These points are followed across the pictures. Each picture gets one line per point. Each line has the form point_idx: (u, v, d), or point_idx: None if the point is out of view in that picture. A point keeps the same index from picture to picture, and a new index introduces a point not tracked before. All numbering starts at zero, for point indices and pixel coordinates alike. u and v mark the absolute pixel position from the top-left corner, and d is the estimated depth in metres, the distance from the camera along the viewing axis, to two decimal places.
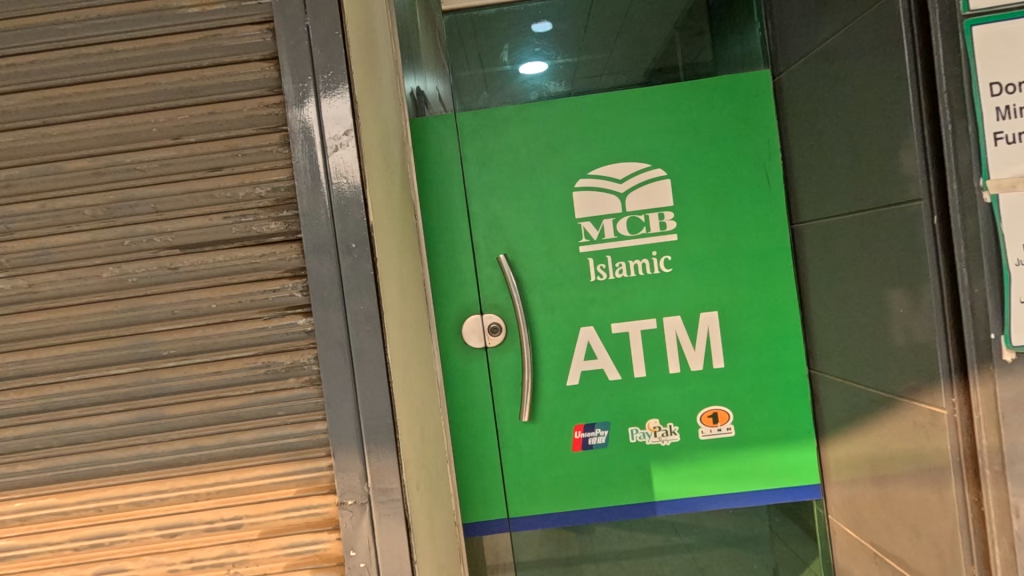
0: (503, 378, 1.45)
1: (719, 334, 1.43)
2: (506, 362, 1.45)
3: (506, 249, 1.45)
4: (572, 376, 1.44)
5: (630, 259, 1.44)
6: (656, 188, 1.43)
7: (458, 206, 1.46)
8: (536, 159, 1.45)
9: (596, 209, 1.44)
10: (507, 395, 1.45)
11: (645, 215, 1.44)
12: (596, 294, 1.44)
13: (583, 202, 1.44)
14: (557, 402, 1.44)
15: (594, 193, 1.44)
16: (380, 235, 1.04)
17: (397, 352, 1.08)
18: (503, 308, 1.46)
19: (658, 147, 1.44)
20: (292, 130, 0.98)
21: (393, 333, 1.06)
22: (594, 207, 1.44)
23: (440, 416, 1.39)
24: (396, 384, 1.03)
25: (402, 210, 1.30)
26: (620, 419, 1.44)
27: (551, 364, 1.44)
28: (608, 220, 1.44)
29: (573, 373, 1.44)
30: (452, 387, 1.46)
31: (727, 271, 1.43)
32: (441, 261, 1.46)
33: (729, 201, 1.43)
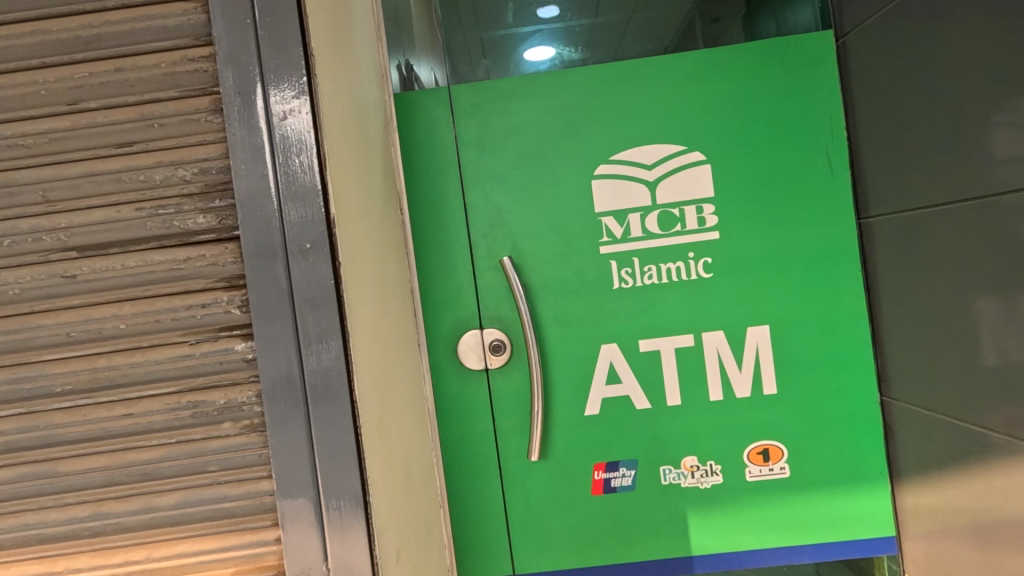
0: (508, 407, 1.20)
1: (769, 353, 1.18)
2: (511, 387, 1.20)
3: (511, 251, 1.20)
4: (590, 406, 1.19)
5: (662, 262, 1.18)
6: (693, 176, 1.18)
7: (453, 199, 1.21)
8: (547, 142, 1.20)
9: (621, 202, 1.19)
10: (513, 427, 1.20)
11: (680, 209, 1.18)
12: (621, 305, 1.19)
13: (604, 193, 1.19)
14: (573, 436, 1.19)
15: (617, 183, 1.19)
16: (346, 232, 0.80)
17: (371, 385, 0.83)
18: (507, 322, 1.21)
19: (695, 126, 1.18)
20: (225, 92, 0.74)
21: (365, 360, 0.81)
22: (618, 200, 1.19)
23: (430, 452, 1.15)
24: (367, 428, 0.78)
25: (382, 203, 1.05)
26: (649, 457, 1.19)
27: (565, 391, 1.19)
28: (636, 215, 1.19)
29: (593, 401, 1.19)
30: (446, 417, 1.21)
31: (779, 276, 1.18)
32: (433, 266, 1.21)
33: (781, 191, 1.18)
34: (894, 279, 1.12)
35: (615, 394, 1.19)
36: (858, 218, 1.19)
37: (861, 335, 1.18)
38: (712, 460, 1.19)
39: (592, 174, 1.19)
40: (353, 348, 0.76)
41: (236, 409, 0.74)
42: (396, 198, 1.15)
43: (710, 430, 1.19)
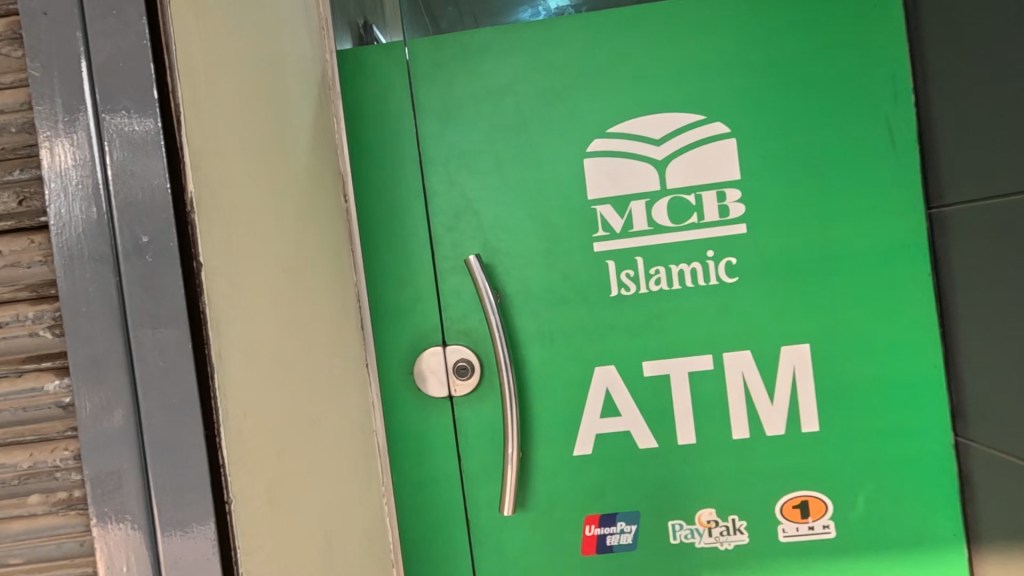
0: (477, 444, 0.96)
1: (809, 379, 0.92)
2: (482, 419, 0.96)
3: (482, 248, 0.95)
4: (580, 444, 0.95)
5: (673, 262, 0.93)
6: (713, 153, 0.93)
7: (410, 182, 0.97)
8: (528, 111, 0.95)
9: (622, 187, 0.93)
10: (483, 469, 0.96)
11: (696, 195, 0.93)
12: (620, 317, 0.94)
13: (601, 175, 0.94)
14: (558, 481, 0.95)
15: (617, 162, 0.94)
16: (219, 223, 0.57)
17: (258, 436, 0.60)
18: (477, 337, 0.96)
19: (715, 91, 0.93)
20: (24, 13, 0.50)
21: (245, 403, 0.58)
22: (618, 184, 0.93)
23: (380, 497, 0.93)
24: (242, 494, 0.56)
25: (309, 187, 0.81)
26: (654, 509, 0.95)
27: (549, 426, 0.95)
28: (641, 203, 0.93)
29: (585, 439, 0.94)
30: (400, 454, 0.97)
31: (823, 282, 0.92)
32: (384, 266, 0.97)
33: (828, 172, 0.92)
34: (969, 286, 0.85)
35: (612, 430, 0.94)
36: (926, 207, 0.92)
37: (929, 358, 0.92)
38: (734, 514, 0.94)
39: (584, 152, 0.94)
40: (218, 387, 0.54)
41: (46, 477, 0.51)
42: (333, 182, 0.91)
43: (732, 476, 0.94)
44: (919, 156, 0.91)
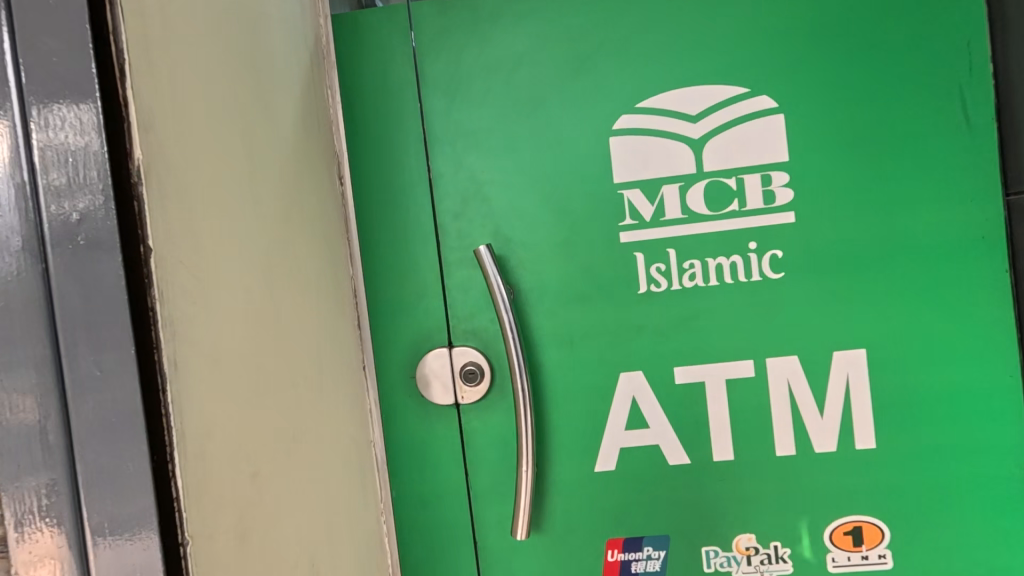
0: (486, 458, 0.86)
1: (866, 390, 0.81)
2: (492, 429, 0.86)
3: (493, 239, 0.84)
4: (602, 460, 0.84)
5: (710, 255, 0.82)
6: (758, 131, 0.81)
7: (412, 163, 0.86)
8: (546, 82, 0.84)
9: (653, 169, 0.82)
10: (493, 485, 0.86)
11: (738, 178, 0.82)
12: (648, 317, 0.83)
13: (630, 155, 0.83)
14: (577, 500, 0.85)
15: (648, 140, 0.82)
16: (179, 201, 0.47)
17: (227, 458, 0.50)
18: (487, 338, 0.86)
19: (762, 60, 0.81)
20: None
21: (210, 419, 0.48)
22: (649, 165, 0.82)
23: (376, 513, 0.83)
24: (206, 527, 0.46)
25: (296, 166, 0.71)
26: (685, 533, 0.84)
27: (567, 437, 0.84)
28: (674, 187, 0.82)
29: (608, 454, 0.84)
30: (400, 468, 0.87)
31: (883, 279, 0.80)
32: (383, 257, 0.86)
33: (890, 153, 0.80)
34: None
35: (639, 443, 0.84)
36: (1005, 193, 0.79)
37: (1005, 367, 0.80)
38: (775, 539, 0.83)
39: (609, 129, 0.83)
40: (172, 402, 0.43)
41: None
42: (326, 163, 0.81)
43: (774, 496, 0.83)
44: (998, 135, 0.79)
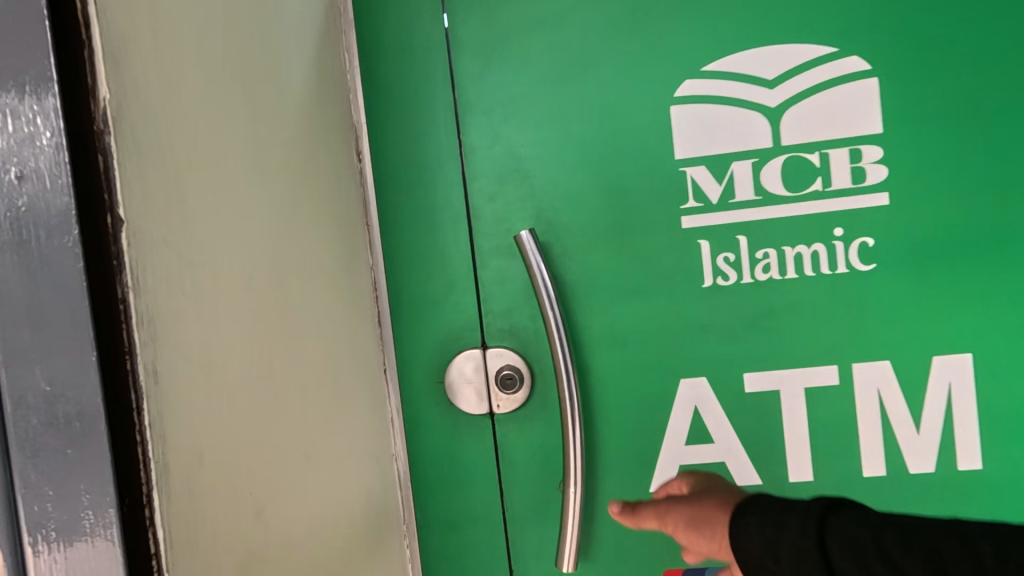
0: (523, 475, 0.75)
1: (971, 402, 0.69)
2: (531, 443, 0.75)
3: (534, 225, 0.73)
4: (659, 480, 0.73)
5: (789, 243, 0.70)
6: (848, 98, 0.69)
7: (441, 137, 0.75)
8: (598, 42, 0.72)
9: (722, 142, 0.70)
10: (531, 507, 0.75)
11: (822, 154, 0.70)
12: (714, 315, 0.72)
13: (694, 127, 0.71)
14: (627, 525, 0.74)
15: (716, 108, 0.70)
16: (161, 160, 0.35)
17: (225, 493, 0.39)
18: (526, 339, 0.75)
19: (854, 14, 0.69)
20: None
21: (202, 445, 0.37)
22: (717, 139, 0.70)
23: (397, 534, 0.73)
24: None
25: (308, 134, 0.60)
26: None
27: (618, 454, 0.73)
28: (747, 163, 0.70)
29: (665, 473, 0.73)
30: (425, 487, 0.76)
31: (995, 272, 0.68)
32: (407, 245, 0.75)
33: (1006, 124, 0.68)
34: None
35: (702, 461, 0.72)
36: None
37: None
38: None
39: (671, 96, 0.71)
40: (150, 426, 0.32)
41: None
42: (342, 134, 0.71)
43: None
44: None
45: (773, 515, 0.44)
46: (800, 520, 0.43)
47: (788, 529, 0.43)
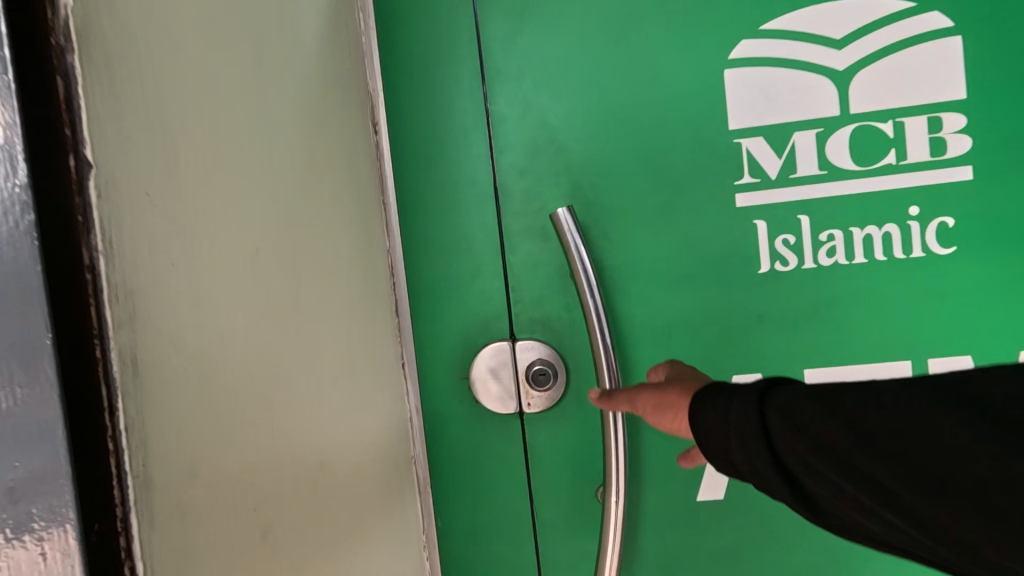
0: (556, 480, 0.68)
1: None
2: (564, 445, 0.68)
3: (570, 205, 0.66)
4: (707, 489, 0.66)
5: (857, 224, 0.63)
6: (928, 60, 0.61)
7: (466, 106, 0.67)
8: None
9: (783, 111, 0.63)
10: (565, 515, 0.69)
11: (897, 123, 0.62)
12: (771, 305, 0.65)
13: (752, 93, 0.63)
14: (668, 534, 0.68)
15: (777, 71, 0.63)
16: (143, 95, 0.28)
17: (224, 511, 0.32)
18: (560, 330, 0.68)
19: None
20: None
21: (196, 454, 0.30)
22: (778, 107, 0.63)
23: (417, 545, 0.66)
24: None
25: (321, 94, 0.53)
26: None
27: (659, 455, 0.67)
28: (810, 134, 0.63)
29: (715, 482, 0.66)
30: (447, 493, 0.69)
31: None
32: (427, 227, 0.68)
33: None
34: None
35: None
36: None
37: None
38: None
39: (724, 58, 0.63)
40: (128, 431, 0.25)
41: None
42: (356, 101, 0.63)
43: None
44: None
45: (725, 393, 0.45)
46: (743, 393, 0.44)
47: (736, 401, 0.44)
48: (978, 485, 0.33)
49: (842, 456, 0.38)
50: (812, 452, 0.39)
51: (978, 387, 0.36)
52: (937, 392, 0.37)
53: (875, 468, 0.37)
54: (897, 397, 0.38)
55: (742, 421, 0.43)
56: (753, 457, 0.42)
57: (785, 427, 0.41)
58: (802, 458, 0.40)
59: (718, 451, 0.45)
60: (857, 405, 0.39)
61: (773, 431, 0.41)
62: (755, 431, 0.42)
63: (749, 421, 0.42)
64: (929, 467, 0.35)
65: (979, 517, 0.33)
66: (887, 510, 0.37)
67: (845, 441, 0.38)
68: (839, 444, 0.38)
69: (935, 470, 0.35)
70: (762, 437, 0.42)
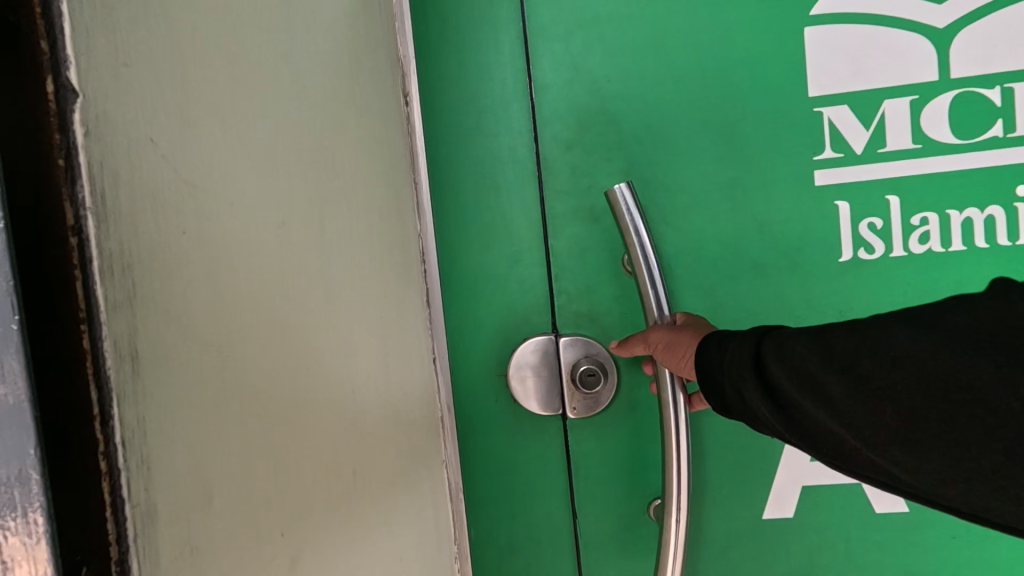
0: (601, 489, 0.63)
1: None
2: (611, 451, 0.62)
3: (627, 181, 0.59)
4: (774, 506, 0.63)
5: (954, 208, 0.64)
6: None
7: (507, 74, 0.60)
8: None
9: (868, 75, 0.62)
10: (611, 523, 0.63)
11: (1003, 90, 0.62)
12: (853, 294, 0.65)
13: (838, 56, 0.61)
14: (718, 538, 0.65)
15: (866, 32, 0.61)
16: (144, 10, 0.22)
17: (248, 537, 0.26)
18: (608, 324, 0.62)
19: None
20: None
21: (212, 471, 0.24)
22: (864, 71, 0.62)
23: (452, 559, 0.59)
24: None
25: (352, 49, 0.46)
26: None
27: (711, 457, 0.63)
28: (902, 102, 0.62)
29: (784, 497, 0.63)
30: (482, 501, 0.63)
31: None
32: (462, 209, 0.61)
33: None
34: None
35: (827, 483, 0.62)
36: None
37: None
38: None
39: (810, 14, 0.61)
40: (125, 444, 0.19)
41: None
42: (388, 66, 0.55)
43: (989, 545, 0.62)
44: None
45: (728, 334, 0.50)
46: (742, 336, 0.49)
47: (733, 338, 0.49)
48: (919, 404, 0.39)
49: (815, 381, 0.43)
50: (791, 380, 0.44)
51: (935, 315, 0.40)
52: (898, 320, 0.41)
53: (842, 393, 0.42)
54: (864, 330, 0.42)
55: (733, 357, 0.48)
56: (743, 386, 0.47)
57: (772, 358, 0.46)
58: (783, 384, 0.45)
59: (713, 382, 0.50)
60: (830, 339, 0.44)
61: (761, 364, 0.47)
62: (744, 364, 0.47)
63: (739, 357, 0.48)
64: (886, 389, 0.40)
65: (920, 428, 0.39)
66: (850, 425, 0.42)
67: (818, 372, 0.43)
68: (814, 370, 0.43)
69: (891, 394, 0.40)
70: (751, 367, 0.47)
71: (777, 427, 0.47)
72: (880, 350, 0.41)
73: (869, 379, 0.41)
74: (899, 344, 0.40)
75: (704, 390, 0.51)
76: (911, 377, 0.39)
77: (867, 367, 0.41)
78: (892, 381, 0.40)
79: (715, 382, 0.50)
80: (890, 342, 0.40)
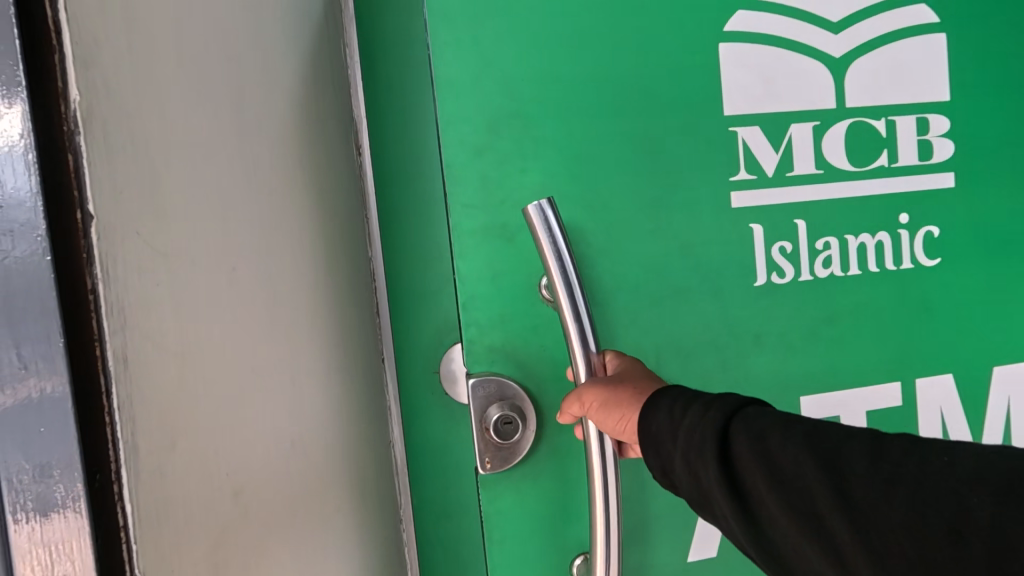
0: (529, 494, 0.71)
1: (955, 412, 0.81)
2: (541, 464, 0.72)
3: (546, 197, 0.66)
4: (700, 550, 0.77)
5: (852, 233, 0.77)
6: (906, 59, 0.77)
7: None
8: (612, 12, 0.71)
9: (775, 100, 0.75)
10: (524, 516, 0.71)
11: (887, 122, 0.77)
12: (754, 314, 0.77)
13: (748, 76, 0.74)
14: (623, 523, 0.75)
15: (772, 55, 0.74)
16: (135, 156, 0.37)
17: (205, 474, 0.42)
18: (525, 359, 0.70)
19: None
20: None
21: (178, 428, 0.39)
22: (770, 95, 0.75)
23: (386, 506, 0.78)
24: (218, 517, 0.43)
25: (294, 126, 0.61)
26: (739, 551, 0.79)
27: None
28: (805, 128, 0.75)
29: (707, 542, 0.77)
30: (423, 476, 0.77)
31: (971, 283, 0.80)
32: (407, 237, 0.75)
33: (969, 140, 0.79)
34: None
35: None
36: None
37: None
38: None
39: (724, 30, 0.74)
40: (119, 408, 0.34)
41: None
42: (331, 128, 0.71)
43: None
44: None
45: (694, 406, 0.49)
46: (717, 417, 0.47)
47: (694, 411, 0.49)
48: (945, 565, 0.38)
49: (812, 501, 0.42)
50: (776, 489, 0.43)
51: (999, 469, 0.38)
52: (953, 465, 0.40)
53: (844, 523, 0.41)
54: (895, 462, 0.41)
55: (694, 433, 0.48)
56: (703, 473, 0.46)
57: (748, 452, 0.45)
58: (764, 489, 0.44)
59: (660, 454, 0.50)
60: (847, 462, 0.42)
61: (737, 456, 0.46)
62: (715, 452, 0.46)
63: (704, 437, 0.47)
64: (911, 539, 0.39)
65: None
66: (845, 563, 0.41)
67: (818, 492, 0.42)
68: (814, 491, 0.42)
69: (915, 543, 0.39)
70: (717, 457, 0.46)
71: (731, 524, 0.46)
72: (919, 495, 0.39)
73: (889, 522, 0.40)
74: (962, 501, 0.38)
75: (648, 458, 0.51)
76: (974, 546, 0.37)
77: (891, 507, 0.40)
78: (932, 537, 0.38)
79: (662, 455, 0.50)
80: (946, 492, 0.39)
